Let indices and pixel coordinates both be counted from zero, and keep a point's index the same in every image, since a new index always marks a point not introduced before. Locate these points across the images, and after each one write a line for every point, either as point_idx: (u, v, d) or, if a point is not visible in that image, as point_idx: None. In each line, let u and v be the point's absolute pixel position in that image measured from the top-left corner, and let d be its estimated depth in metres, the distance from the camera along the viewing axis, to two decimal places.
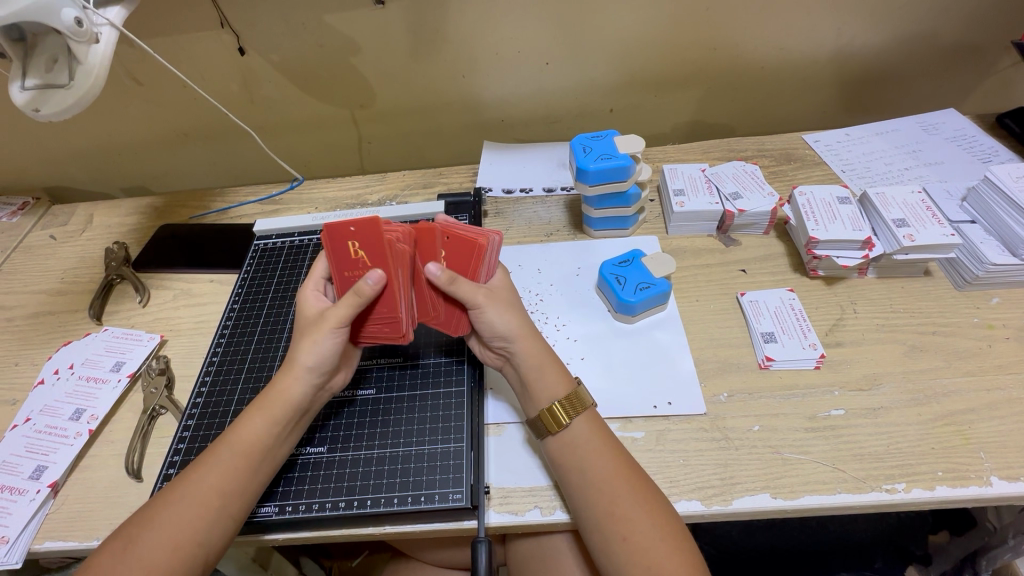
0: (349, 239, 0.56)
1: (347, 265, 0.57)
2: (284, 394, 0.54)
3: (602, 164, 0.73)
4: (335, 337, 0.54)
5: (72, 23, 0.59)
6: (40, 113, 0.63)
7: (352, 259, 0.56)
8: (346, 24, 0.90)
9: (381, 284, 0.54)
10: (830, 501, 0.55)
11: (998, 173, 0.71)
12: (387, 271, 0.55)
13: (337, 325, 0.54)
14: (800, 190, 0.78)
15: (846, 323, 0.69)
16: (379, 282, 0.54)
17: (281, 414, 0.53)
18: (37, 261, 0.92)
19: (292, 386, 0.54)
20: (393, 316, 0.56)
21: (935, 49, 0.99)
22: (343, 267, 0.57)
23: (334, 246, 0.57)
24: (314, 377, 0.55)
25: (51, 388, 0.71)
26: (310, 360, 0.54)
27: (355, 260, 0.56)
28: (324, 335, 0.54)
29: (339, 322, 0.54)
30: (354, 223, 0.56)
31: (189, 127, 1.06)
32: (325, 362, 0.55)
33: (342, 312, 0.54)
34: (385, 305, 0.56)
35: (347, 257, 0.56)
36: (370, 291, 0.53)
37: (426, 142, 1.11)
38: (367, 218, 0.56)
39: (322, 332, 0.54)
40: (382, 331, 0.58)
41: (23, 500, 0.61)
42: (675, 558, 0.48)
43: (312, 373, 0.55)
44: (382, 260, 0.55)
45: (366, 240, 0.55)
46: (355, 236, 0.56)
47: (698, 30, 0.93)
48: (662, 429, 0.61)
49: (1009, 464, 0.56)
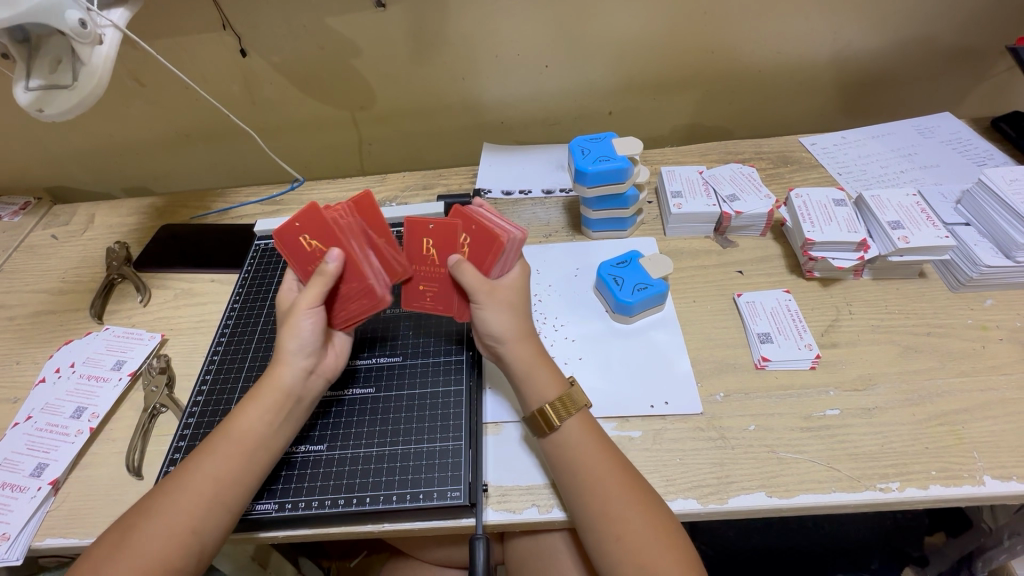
0: (300, 234, 0.57)
1: (308, 259, 0.58)
2: (275, 380, 0.54)
3: (600, 166, 0.74)
4: (312, 317, 0.55)
5: (77, 24, 0.60)
6: (44, 114, 0.64)
7: (304, 251, 0.58)
8: (347, 26, 0.91)
9: (342, 261, 0.56)
10: (824, 500, 0.55)
11: (992, 176, 0.72)
12: (344, 248, 0.56)
13: (312, 305, 0.55)
14: (796, 192, 0.78)
15: (842, 324, 0.70)
16: (339, 260, 0.55)
17: (273, 400, 0.54)
18: (38, 260, 0.92)
19: (281, 372, 0.55)
20: (364, 287, 0.57)
21: (932, 53, 1.00)
22: (304, 263, 0.59)
23: (288, 244, 0.58)
24: (301, 361, 0.55)
25: (52, 386, 0.72)
26: (293, 345, 0.55)
27: (312, 252, 0.57)
28: (301, 317, 0.55)
29: (314, 301, 0.55)
30: (298, 218, 0.57)
31: (190, 127, 1.06)
32: (308, 345, 0.55)
33: (311, 294, 0.55)
34: (351, 281, 0.57)
35: (303, 251, 0.58)
36: (331, 270, 0.54)
37: (426, 143, 1.11)
38: (307, 208, 0.56)
39: (297, 314, 0.55)
40: (359, 305, 0.58)
41: (24, 497, 0.61)
42: (668, 558, 0.48)
43: (299, 357, 0.55)
44: (334, 240, 0.56)
45: (314, 228, 0.56)
46: (304, 230, 0.57)
47: (696, 34, 0.94)
48: (659, 428, 0.62)
49: (1003, 464, 0.56)
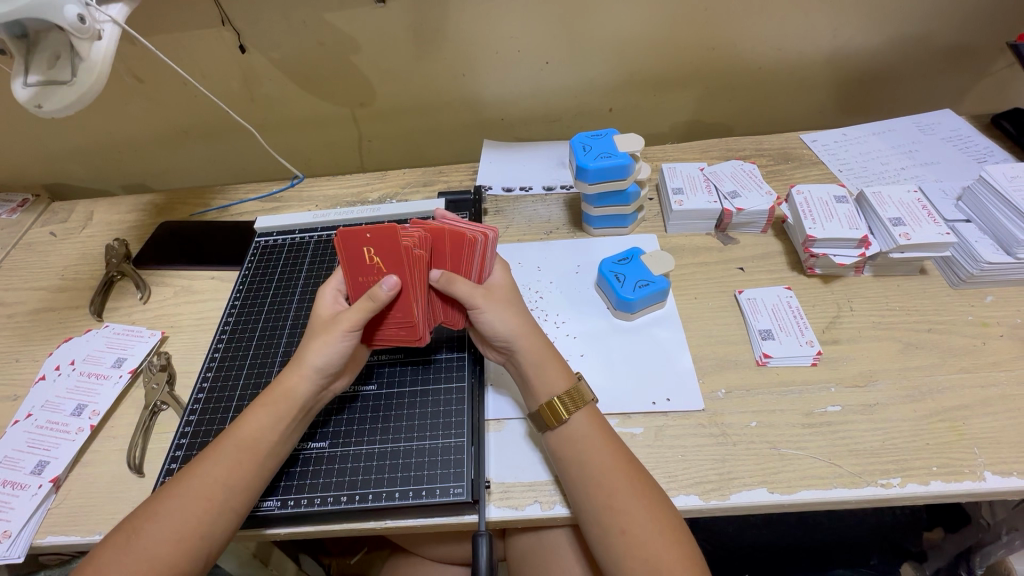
0: (365, 246, 0.55)
1: (361, 272, 0.57)
2: (289, 392, 0.54)
3: (602, 162, 0.74)
4: (349, 341, 0.55)
5: (75, 19, 0.59)
6: (43, 109, 0.63)
7: (364, 265, 0.56)
8: (347, 22, 0.90)
9: (396, 290, 0.55)
10: (826, 496, 0.55)
11: (994, 173, 0.72)
12: (402, 279, 0.55)
13: (349, 329, 0.55)
14: (798, 189, 0.78)
15: (843, 321, 0.70)
16: (394, 288, 0.54)
17: (287, 412, 0.54)
18: (37, 257, 0.92)
19: (298, 385, 0.54)
20: (410, 322, 0.57)
21: (932, 50, 1.00)
22: (355, 274, 0.57)
23: (348, 252, 0.56)
24: (319, 377, 0.55)
25: (53, 384, 0.72)
26: (314, 360, 0.54)
27: (369, 266, 0.56)
28: (336, 338, 0.55)
29: (352, 326, 0.54)
30: (371, 231, 0.54)
31: (189, 124, 1.06)
32: (334, 363, 0.55)
33: (353, 317, 0.54)
34: (400, 310, 0.57)
35: (361, 263, 0.56)
36: (384, 298, 0.54)
37: (426, 140, 1.11)
38: (383, 226, 0.54)
39: (337, 334, 0.54)
40: (398, 334, 0.59)
41: (25, 495, 0.61)
42: (671, 553, 0.49)
43: (317, 373, 0.55)
44: (398, 266, 0.55)
45: (383, 249, 0.54)
46: (371, 243, 0.55)
47: (698, 30, 0.94)
48: (660, 425, 0.62)
49: (1003, 459, 0.57)
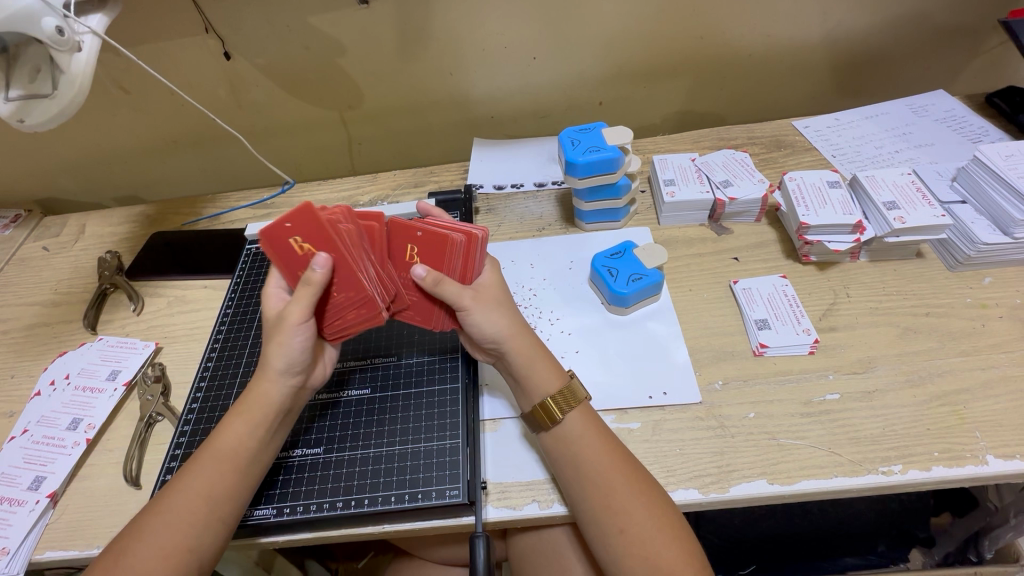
0: (290, 235, 0.53)
1: (297, 263, 0.55)
2: (263, 397, 0.54)
3: (590, 156, 0.73)
4: (303, 333, 0.53)
5: (53, 31, 0.59)
6: (26, 123, 0.64)
7: (297, 255, 0.54)
8: (331, 25, 0.90)
9: (329, 267, 0.52)
10: (826, 485, 0.55)
11: (988, 152, 0.71)
12: (338, 258, 0.53)
13: (303, 319, 0.53)
14: (790, 175, 0.77)
15: (840, 308, 0.69)
16: (327, 266, 0.52)
17: (261, 417, 0.53)
18: (30, 273, 0.92)
19: (270, 389, 0.54)
20: (364, 298, 0.55)
21: (923, 31, 0.99)
22: (294, 265, 0.55)
23: (278, 247, 0.54)
24: (289, 378, 0.54)
25: (48, 398, 0.71)
26: (280, 361, 0.53)
27: (303, 255, 0.54)
28: (291, 334, 0.53)
29: (302, 316, 0.52)
30: (289, 218, 0.52)
31: (178, 133, 1.06)
32: (298, 361, 0.54)
33: (300, 307, 0.52)
34: (350, 290, 0.55)
35: (294, 255, 0.54)
36: (319, 278, 0.51)
37: (416, 141, 1.10)
38: (299, 209, 0.52)
39: (288, 330, 0.53)
40: (357, 316, 0.57)
41: (22, 511, 0.61)
42: (671, 548, 0.48)
43: (286, 374, 0.54)
44: (329, 244, 0.53)
45: (308, 231, 0.53)
46: (294, 231, 0.53)
47: (685, 19, 0.93)
48: (658, 419, 0.61)
49: (1005, 442, 0.56)
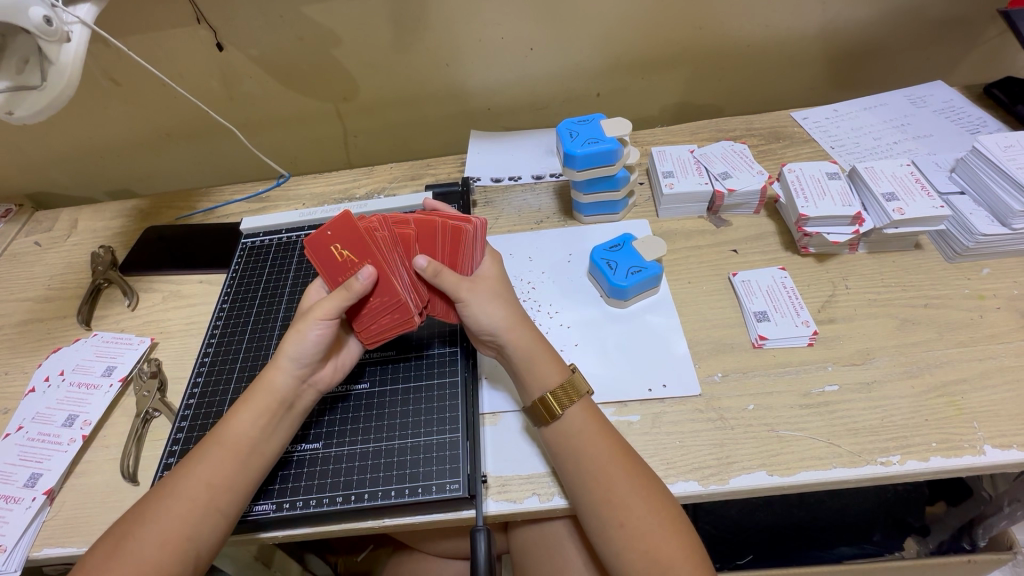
0: (331, 244, 0.55)
1: (338, 272, 0.56)
2: (268, 385, 0.54)
3: (589, 148, 0.72)
4: (321, 328, 0.54)
5: (41, 21, 0.57)
6: (14, 116, 0.62)
7: (337, 263, 0.56)
8: (325, 15, 0.89)
9: (372, 277, 0.54)
10: (826, 476, 0.55)
11: (987, 143, 0.71)
12: (377, 265, 0.54)
13: (327, 317, 0.54)
14: (789, 167, 0.77)
15: (838, 299, 0.69)
16: (370, 276, 0.54)
17: (266, 405, 0.53)
18: (22, 268, 0.90)
19: (276, 377, 0.54)
20: (397, 302, 0.55)
21: (921, 22, 0.98)
22: (334, 275, 0.56)
23: (319, 257, 0.56)
24: (296, 368, 0.54)
25: (42, 395, 0.71)
26: (291, 351, 0.54)
27: (342, 262, 0.55)
28: (308, 326, 0.54)
29: (327, 314, 0.53)
30: (331, 227, 0.55)
31: (171, 126, 1.04)
32: (307, 354, 0.54)
33: (330, 305, 0.54)
34: (386, 294, 0.55)
35: (334, 263, 0.56)
36: (361, 287, 0.53)
37: (412, 134, 1.10)
38: (339, 217, 0.55)
39: (308, 322, 0.53)
40: (391, 321, 0.57)
41: (19, 508, 0.60)
42: (672, 543, 0.48)
43: (293, 364, 0.54)
44: (368, 252, 0.54)
45: (347, 239, 0.54)
46: (335, 239, 0.55)
47: (682, 9, 0.92)
48: (658, 411, 0.61)
49: (1003, 432, 0.56)
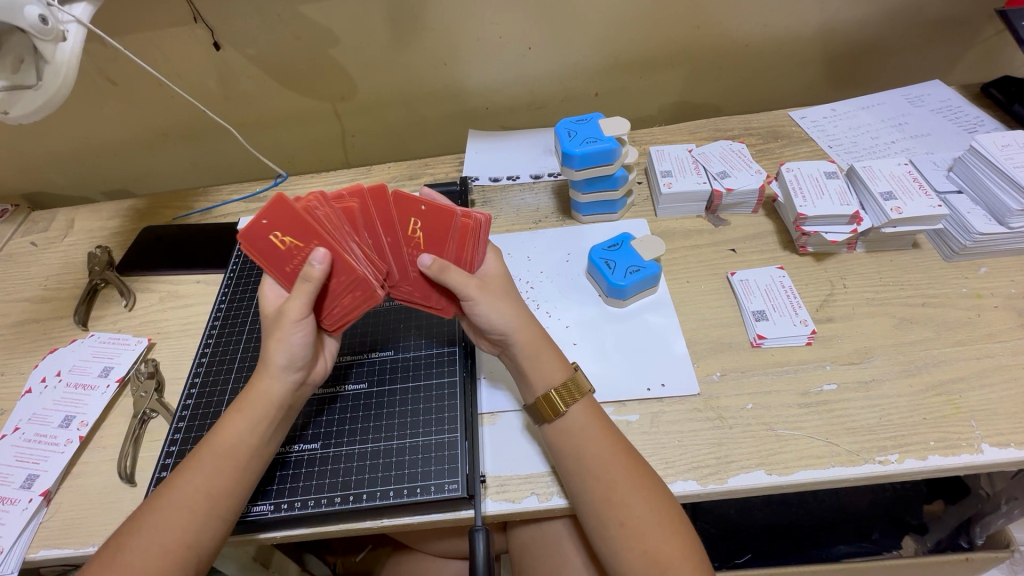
0: (268, 231, 0.54)
1: (285, 260, 0.55)
2: (263, 394, 0.53)
3: (588, 147, 0.72)
4: (303, 329, 0.53)
5: (37, 21, 0.57)
6: (10, 115, 0.62)
7: (280, 252, 0.55)
8: (322, 14, 0.88)
9: (328, 261, 0.53)
10: (824, 475, 0.55)
11: (984, 142, 0.71)
12: (328, 246, 0.53)
13: (299, 313, 0.53)
14: (787, 166, 0.77)
15: (836, 299, 0.69)
16: (325, 260, 0.53)
17: (263, 414, 0.53)
18: (18, 268, 0.90)
19: (271, 386, 0.53)
20: (356, 279, 0.55)
21: (919, 22, 0.98)
22: (282, 264, 0.56)
23: (259, 248, 0.55)
24: (291, 374, 0.54)
25: (39, 396, 0.70)
26: (281, 358, 0.53)
27: (286, 251, 0.55)
28: (290, 330, 0.53)
29: (300, 312, 0.53)
30: (264, 215, 0.53)
31: (168, 126, 1.04)
32: (300, 357, 0.54)
33: (299, 303, 0.53)
34: (342, 275, 0.55)
35: (277, 251, 0.55)
36: (318, 272, 0.52)
37: (411, 133, 1.09)
38: (271, 202, 0.53)
39: (287, 326, 0.53)
40: (353, 300, 0.56)
41: (15, 509, 0.60)
42: (670, 543, 0.48)
43: (288, 370, 0.54)
44: (313, 235, 0.53)
45: (286, 225, 0.53)
46: (272, 227, 0.54)
47: (680, 9, 0.92)
48: (656, 410, 0.61)
49: (1001, 431, 0.56)
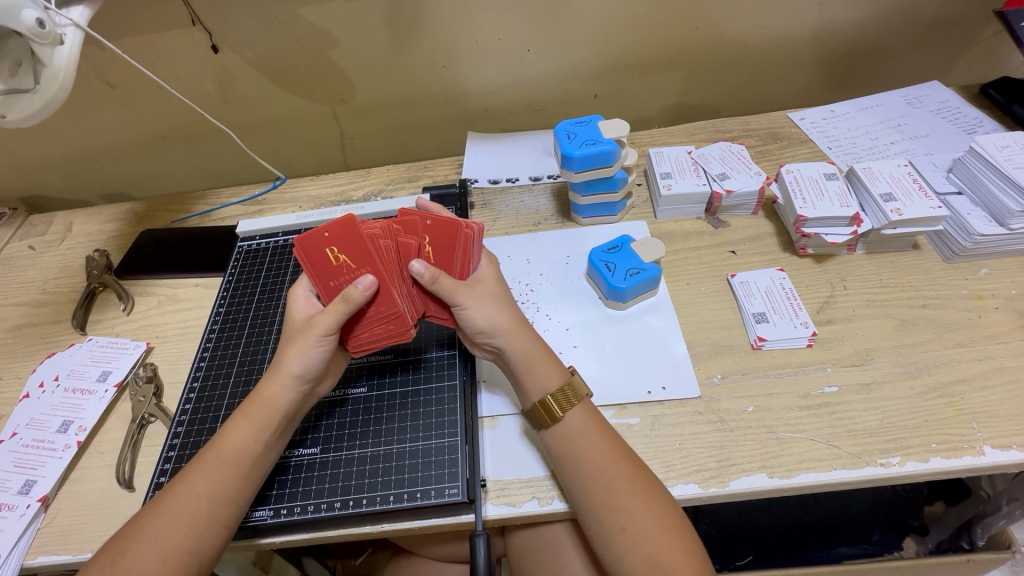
0: (328, 245, 0.55)
1: (330, 276, 0.56)
2: (269, 399, 0.53)
3: (587, 149, 0.72)
4: (325, 345, 0.53)
5: (34, 24, 0.57)
6: (7, 119, 0.61)
7: (330, 267, 0.55)
8: (320, 16, 0.88)
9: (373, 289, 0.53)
10: (826, 478, 0.55)
11: (984, 144, 0.71)
12: (377, 272, 0.54)
13: (330, 333, 0.53)
14: (787, 168, 0.77)
15: (837, 300, 0.69)
16: (369, 287, 0.53)
17: (268, 420, 0.52)
18: (16, 272, 0.90)
19: (279, 392, 0.53)
20: (395, 313, 0.55)
21: (918, 23, 0.98)
22: (326, 279, 0.56)
23: (311, 258, 0.56)
24: (301, 384, 0.54)
25: (37, 401, 0.70)
26: (294, 368, 0.53)
27: (336, 267, 0.55)
28: (313, 343, 0.53)
29: (328, 330, 0.53)
30: (330, 228, 0.55)
31: (166, 129, 1.04)
32: (313, 370, 0.54)
33: (331, 320, 0.53)
34: (382, 304, 0.55)
35: (327, 265, 0.55)
36: (360, 297, 0.52)
37: (410, 136, 1.09)
38: (340, 219, 0.55)
39: (310, 340, 0.53)
40: (385, 330, 0.56)
41: (13, 515, 0.60)
42: (672, 548, 0.48)
43: (299, 380, 0.53)
44: (368, 259, 0.54)
45: (347, 242, 0.55)
46: (332, 242, 0.55)
47: (679, 10, 0.92)
48: (657, 414, 0.61)
49: (1002, 433, 0.56)
